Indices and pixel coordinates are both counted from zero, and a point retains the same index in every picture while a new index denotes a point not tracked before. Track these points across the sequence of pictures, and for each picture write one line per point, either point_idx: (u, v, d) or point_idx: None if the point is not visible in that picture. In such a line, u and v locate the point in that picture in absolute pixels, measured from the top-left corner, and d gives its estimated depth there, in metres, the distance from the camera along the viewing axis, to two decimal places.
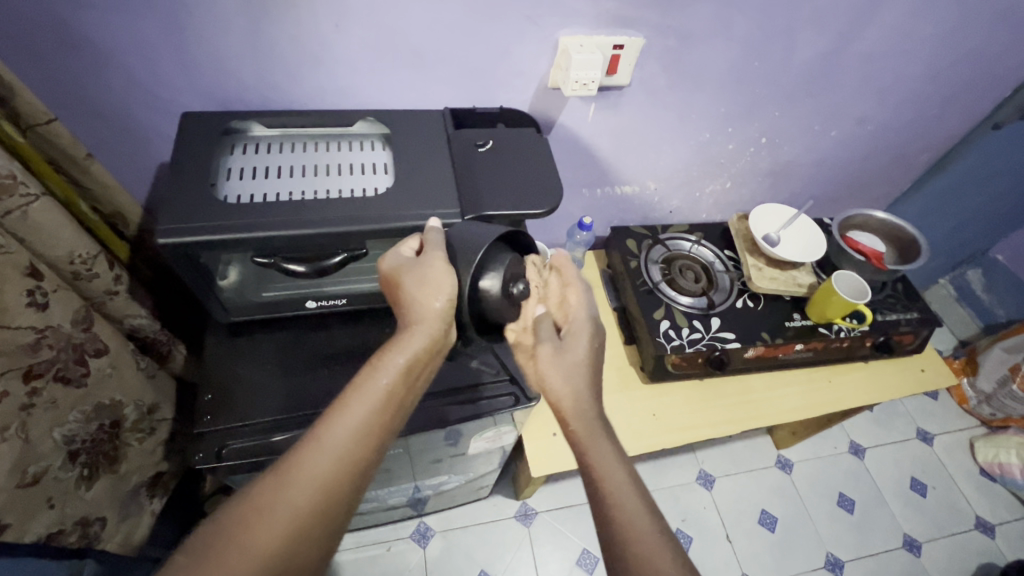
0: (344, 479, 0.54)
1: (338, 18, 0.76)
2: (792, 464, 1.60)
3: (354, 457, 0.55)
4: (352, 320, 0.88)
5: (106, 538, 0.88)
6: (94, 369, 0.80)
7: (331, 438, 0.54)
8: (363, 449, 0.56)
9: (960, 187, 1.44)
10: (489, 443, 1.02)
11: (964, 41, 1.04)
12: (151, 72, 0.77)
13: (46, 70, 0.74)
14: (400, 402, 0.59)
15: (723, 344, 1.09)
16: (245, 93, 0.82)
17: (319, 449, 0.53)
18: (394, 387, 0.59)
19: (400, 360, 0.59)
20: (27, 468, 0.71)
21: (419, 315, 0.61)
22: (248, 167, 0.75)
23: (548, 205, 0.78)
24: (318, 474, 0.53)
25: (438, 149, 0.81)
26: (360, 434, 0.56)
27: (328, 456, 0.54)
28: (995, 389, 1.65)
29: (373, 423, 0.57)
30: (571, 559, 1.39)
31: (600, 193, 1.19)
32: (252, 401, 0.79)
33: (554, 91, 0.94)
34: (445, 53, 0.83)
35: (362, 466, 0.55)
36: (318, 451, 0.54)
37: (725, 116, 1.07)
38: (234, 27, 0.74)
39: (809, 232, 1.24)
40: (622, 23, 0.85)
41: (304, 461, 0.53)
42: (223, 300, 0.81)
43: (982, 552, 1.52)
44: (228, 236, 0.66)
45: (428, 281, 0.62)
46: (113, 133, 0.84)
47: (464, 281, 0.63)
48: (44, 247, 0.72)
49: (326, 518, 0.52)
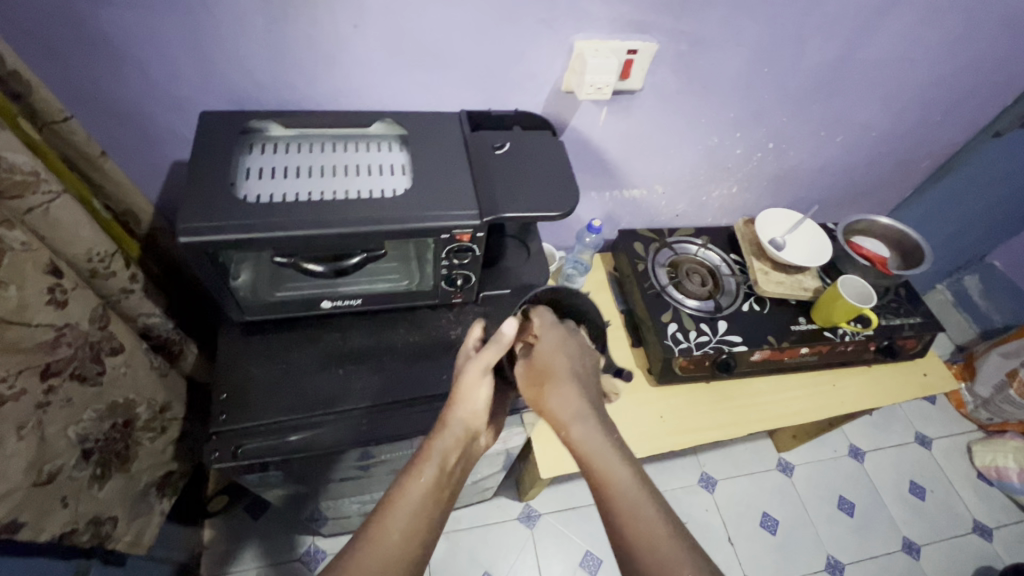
0: (409, 554, 0.57)
1: (358, 20, 0.76)
2: (793, 467, 1.61)
3: (416, 535, 0.58)
4: (366, 320, 0.89)
5: (117, 537, 0.88)
6: (109, 368, 0.80)
7: (390, 530, 0.58)
8: (437, 496, 0.61)
9: (960, 193, 1.45)
10: (498, 444, 1.02)
11: (968, 50, 1.05)
12: (171, 70, 0.77)
13: (71, 70, 0.74)
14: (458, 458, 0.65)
15: (730, 347, 1.10)
16: (262, 94, 0.83)
17: (384, 537, 0.57)
18: (450, 454, 0.64)
19: (439, 453, 0.63)
20: (42, 467, 0.71)
21: (444, 420, 0.66)
22: (267, 167, 0.75)
23: (564, 209, 0.79)
24: (388, 554, 0.56)
25: (456, 150, 0.82)
26: (415, 523, 0.59)
27: (397, 537, 0.57)
28: (993, 394, 1.67)
29: (422, 514, 0.59)
30: (574, 561, 1.39)
31: (608, 197, 1.20)
32: (267, 399, 0.79)
33: (567, 94, 0.94)
34: (462, 55, 0.84)
35: (421, 545, 0.58)
36: (383, 542, 0.57)
37: (733, 120, 1.08)
38: (255, 26, 0.74)
39: (815, 236, 1.26)
40: (637, 28, 0.86)
41: (372, 547, 0.56)
42: (239, 299, 0.79)
43: (979, 555, 1.53)
44: (248, 236, 0.67)
45: (491, 402, 0.67)
46: (130, 131, 0.83)
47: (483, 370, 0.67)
48: (62, 244, 0.72)
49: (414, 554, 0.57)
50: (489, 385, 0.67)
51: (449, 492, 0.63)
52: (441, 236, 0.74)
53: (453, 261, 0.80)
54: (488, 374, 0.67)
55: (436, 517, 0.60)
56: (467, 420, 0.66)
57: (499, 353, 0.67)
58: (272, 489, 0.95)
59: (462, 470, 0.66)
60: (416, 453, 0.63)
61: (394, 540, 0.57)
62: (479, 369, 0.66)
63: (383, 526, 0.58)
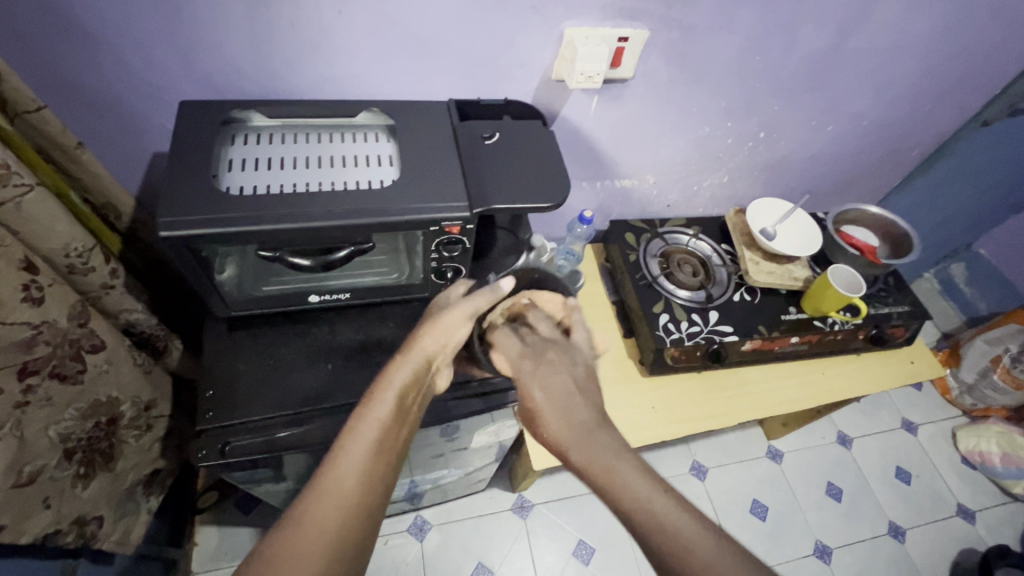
0: (359, 499, 0.53)
1: (342, 6, 0.74)
2: (783, 454, 1.63)
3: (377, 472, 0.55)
4: (355, 313, 0.87)
5: (104, 536, 0.87)
6: (91, 366, 0.78)
7: (343, 469, 0.54)
8: (393, 442, 0.58)
9: (949, 182, 1.46)
10: (490, 437, 1.02)
11: (958, 38, 1.05)
12: (148, 58, 0.74)
13: (43, 57, 0.71)
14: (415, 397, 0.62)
15: (721, 338, 1.10)
16: (245, 82, 0.80)
17: (338, 473, 0.54)
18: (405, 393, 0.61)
19: (396, 390, 0.61)
20: (23, 468, 0.69)
21: (404, 355, 0.64)
22: (250, 159, 0.73)
23: (555, 200, 0.78)
24: (343, 494, 0.53)
25: (446, 139, 0.80)
26: (369, 461, 0.55)
27: (350, 475, 0.54)
28: (977, 379, 1.70)
29: (377, 456, 0.56)
30: (567, 550, 1.40)
31: (599, 186, 1.19)
32: (254, 395, 0.78)
33: (558, 83, 0.93)
34: (448, 43, 0.82)
35: (380, 480, 0.55)
36: (343, 475, 0.53)
37: (725, 110, 1.08)
38: (233, 12, 0.71)
39: (805, 226, 1.26)
40: (628, 15, 0.85)
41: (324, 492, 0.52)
42: (223, 294, 0.78)
43: (963, 538, 1.56)
44: (230, 229, 0.65)
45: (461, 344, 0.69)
46: (109, 122, 0.81)
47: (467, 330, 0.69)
48: (37, 239, 0.70)
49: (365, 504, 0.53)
50: (464, 326, 0.68)
51: (408, 428, 0.60)
52: (429, 228, 0.73)
53: (443, 254, 0.79)
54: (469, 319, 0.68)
55: (390, 457, 0.57)
56: (430, 351, 0.65)
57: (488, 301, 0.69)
58: (261, 485, 0.93)
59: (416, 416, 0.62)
60: (372, 388, 0.61)
61: (352, 470, 0.54)
62: (462, 314, 0.67)
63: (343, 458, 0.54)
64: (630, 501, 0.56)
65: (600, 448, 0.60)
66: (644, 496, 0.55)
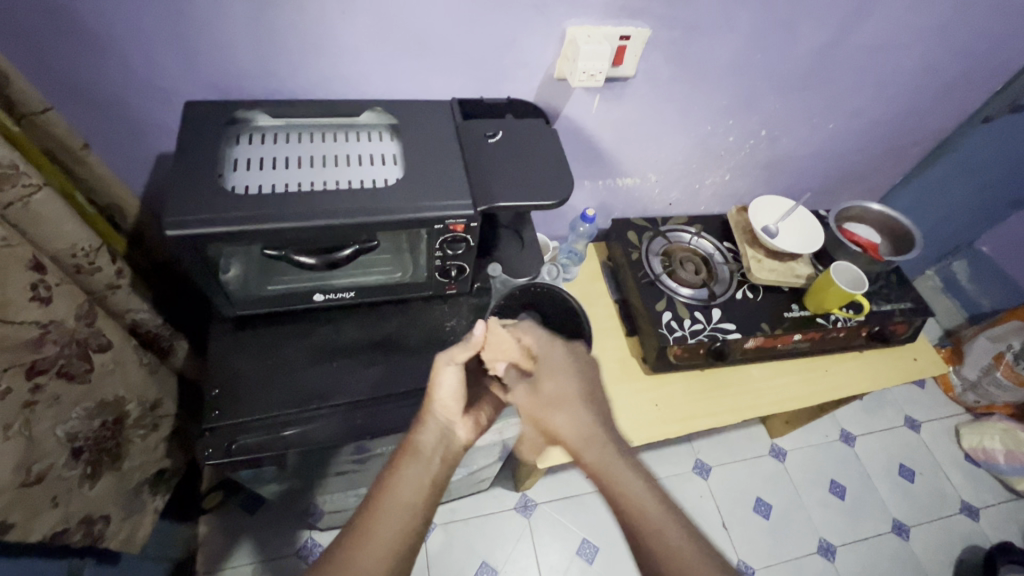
0: (395, 546, 0.56)
1: (345, 5, 0.74)
2: (786, 453, 1.63)
3: (407, 529, 0.57)
4: (360, 312, 0.88)
5: (110, 536, 0.87)
6: (97, 365, 0.79)
7: (376, 522, 0.57)
8: (423, 494, 0.60)
9: (950, 179, 1.46)
10: (494, 435, 1.02)
11: (959, 36, 1.05)
12: (153, 59, 0.75)
13: (50, 58, 0.72)
14: (440, 453, 0.64)
15: (724, 335, 1.11)
16: (248, 82, 0.81)
17: (374, 523, 0.57)
18: (430, 450, 0.63)
19: (415, 446, 0.63)
20: (31, 467, 0.70)
21: (422, 413, 0.67)
22: (254, 158, 0.74)
23: (557, 198, 0.78)
24: (380, 545, 0.55)
25: (449, 139, 0.81)
26: (401, 513, 0.58)
27: (383, 528, 0.56)
28: (980, 376, 1.70)
29: (405, 509, 0.58)
30: (571, 549, 1.40)
31: (601, 185, 1.19)
32: (260, 393, 0.78)
33: (560, 82, 0.93)
34: (452, 42, 0.83)
35: (413, 530, 0.57)
36: (376, 533, 0.56)
37: (727, 107, 1.08)
38: (237, 12, 0.72)
39: (807, 223, 1.26)
40: (630, 14, 0.85)
41: (361, 541, 0.55)
42: (228, 293, 0.78)
43: (967, 535, 1.56)
44: (237, 228, 0.66)
45: (460, 392, 0.67)
46: (113, 123, 0.81)
47: (454, 381, 0.67)
48: (46, 239, 0.71)
49: (397, 551, 0.55)
50: (453, 374, 0.67)
51: (436, 477, 0.62)
52: (434, 226, 0.74)
53: (447, 252, 0.79)
54: (454, 366, 0.67)
55: (425, 506, 0.59)
56: (443, 410, 0.67)
57: (468, 351, 0.67)
58: (267, 485, 0.94)
59: (448, 471, 0.63)
60: (399, 446, 0.64)
61: (384, 526, 0.57)
62: (444, 362, 0.67)
63: (374, 517, 0.57)
64: (635, 516, 0.59)
65: (601, 455, 0.63)
66: (649, 509, 0.59)
